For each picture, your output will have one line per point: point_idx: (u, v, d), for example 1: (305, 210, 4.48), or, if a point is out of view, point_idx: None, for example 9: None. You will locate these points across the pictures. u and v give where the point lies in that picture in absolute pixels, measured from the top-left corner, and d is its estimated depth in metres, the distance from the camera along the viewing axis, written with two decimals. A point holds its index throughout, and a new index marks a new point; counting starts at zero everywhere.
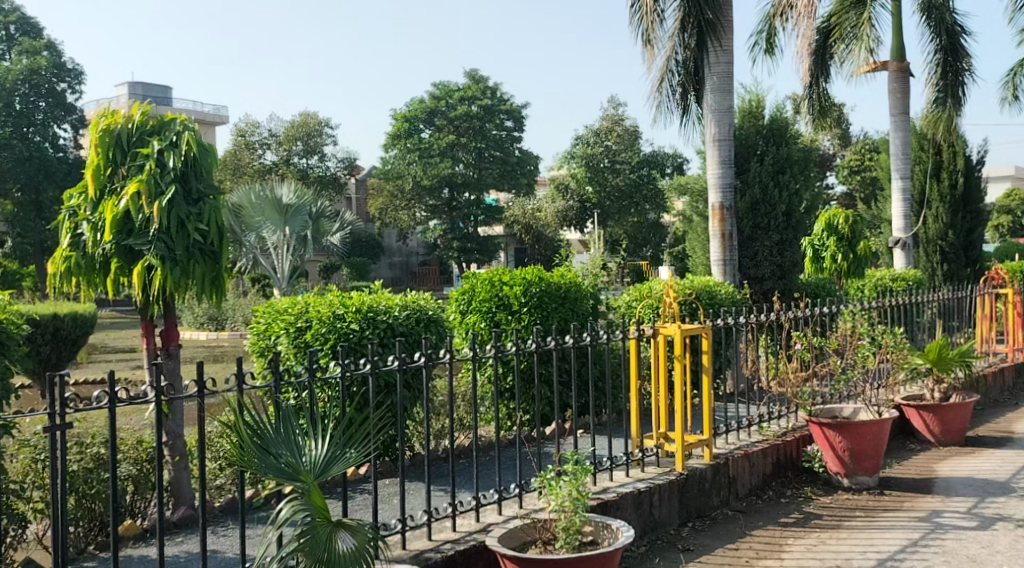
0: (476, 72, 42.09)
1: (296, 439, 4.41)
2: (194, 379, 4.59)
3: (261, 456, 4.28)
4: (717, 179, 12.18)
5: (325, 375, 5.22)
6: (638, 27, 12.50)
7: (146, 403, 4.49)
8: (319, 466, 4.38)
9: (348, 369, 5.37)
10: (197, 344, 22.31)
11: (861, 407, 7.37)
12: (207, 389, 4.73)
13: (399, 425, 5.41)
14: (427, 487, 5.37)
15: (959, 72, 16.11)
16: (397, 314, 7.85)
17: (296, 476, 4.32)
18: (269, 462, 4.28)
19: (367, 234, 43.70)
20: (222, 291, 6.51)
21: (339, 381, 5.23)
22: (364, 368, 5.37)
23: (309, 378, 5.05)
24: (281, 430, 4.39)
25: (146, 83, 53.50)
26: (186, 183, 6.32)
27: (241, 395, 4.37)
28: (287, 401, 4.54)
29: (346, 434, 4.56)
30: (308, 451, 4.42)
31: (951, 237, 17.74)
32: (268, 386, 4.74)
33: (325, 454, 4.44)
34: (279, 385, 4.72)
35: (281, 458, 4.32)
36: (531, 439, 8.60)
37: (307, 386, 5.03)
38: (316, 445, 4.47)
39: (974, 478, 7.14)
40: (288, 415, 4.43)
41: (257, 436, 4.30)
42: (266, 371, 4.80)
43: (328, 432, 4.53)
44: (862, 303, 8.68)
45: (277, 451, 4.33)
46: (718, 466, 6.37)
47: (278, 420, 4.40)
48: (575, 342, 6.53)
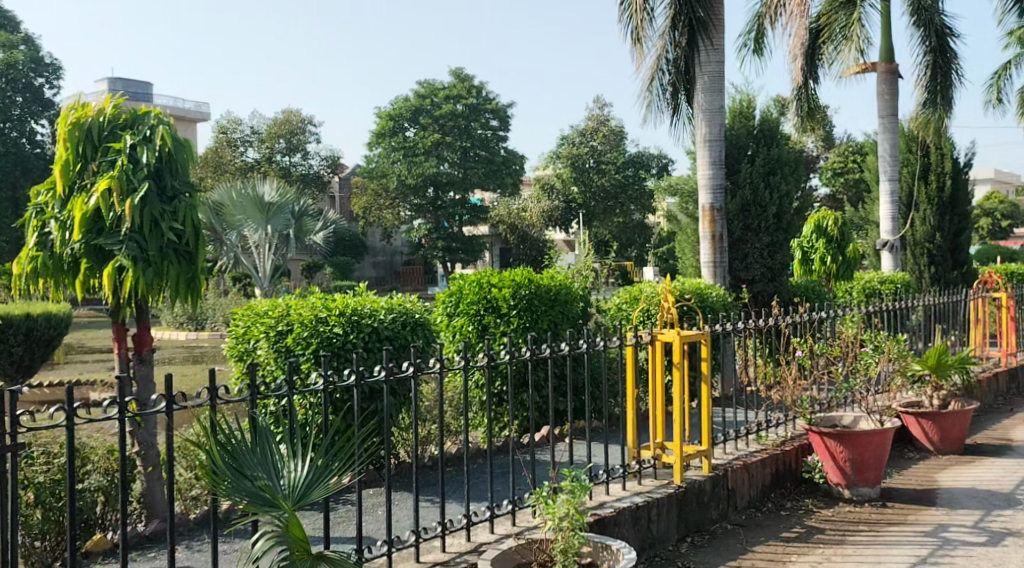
0: (461, 70, 41.76)
1: (274, 460, 4.14)
2: (162, 392, 4.30)
3: (234, 479, 4.00)
4: (708, 180, 11.91)
5: (306, 386, 4.93)
6: (628, 25, 12.28)
7: (109, 418, 4.20)
8: (298, 490, 4.11)
9: (331, 379, 5.09)
10: (177, 344, 21.92)
11: (862, 415, 7.12)
12: (177, 401, 4.44)
13: (386, 437, 5.14)
14: (416, 500, 5.10)
15: (948, 73, 15.93)
16: (382, 317, 7.54)
17: (273, 502, 4.06)
18: (242, 485, 4.01)
19: (350, 234, 43.34)
20: (199, 294, 6.22)
21: (321, 392, 4.95)
22: (349, 379, 5.09)
23: (289, 389, 4.76)
24: (257, 451, 4.11)
25: (126, 79, 52.87)
26: (160, 180, 6.01)
27: (212, 411, 4.09)
28: (264, 415, 4.26)
29: (328, 453, 4.28)
30: (286, 473, 4.15)
31: (939, 239, 17.59)
32: (244, 399, 4.45)
33: (305, 477, 4.17)
34: (256, 398, 4.44)
35: (257, 482, 4.04)
36: (521, 445, 8.33)
37: (286, 397, 4.74)
38: (295, 466, 4.20)
39: (977, 490, 6.92)
40: (265, 434, 4.14)
41: (230, 456, 4.02)
42: (244, 384, 4.51)
43: (308, 451, 4.25)
44: (859, 308, 8.47)
45: (252, 473, 4.05)
46: (717, 478, 6.13)
47: (254, 439, 4.12)
48: (569, 349, 6.26)
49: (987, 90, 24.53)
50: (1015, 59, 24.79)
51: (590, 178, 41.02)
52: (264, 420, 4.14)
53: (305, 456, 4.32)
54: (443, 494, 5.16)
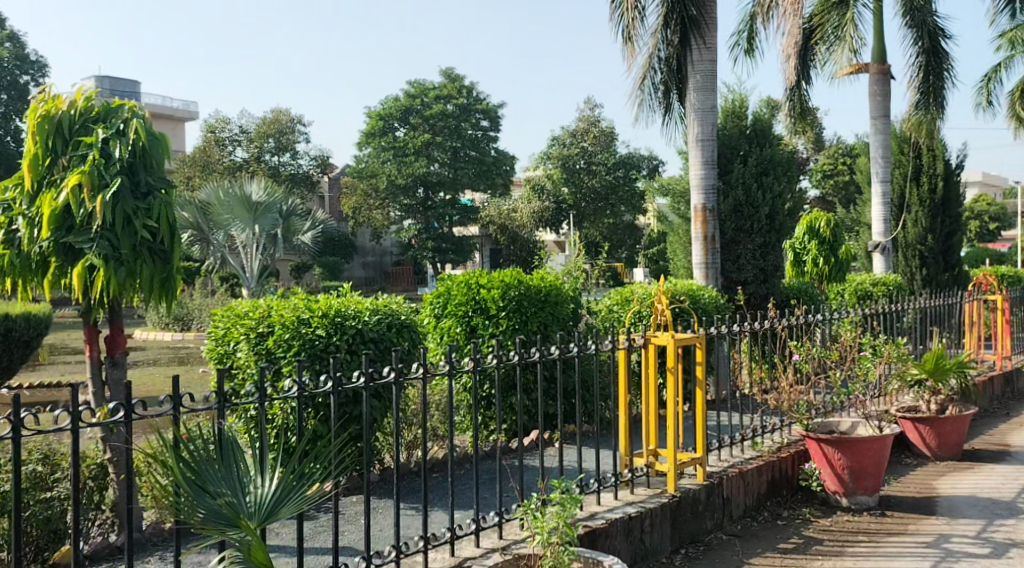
0: (451, 70, 41.54)
1: (240, 475, 3.92)
2: (121, 401, 4.05)
3: (195, 495, 3.79)
4: (700, 180, 11.70)
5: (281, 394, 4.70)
6: (619, 23, 12.09)
7: (61, 430, 3.91)
8: (265, 508, 3.91)
9: (306, 387, 4.86)
10: (163, 345, 21.61)
11: (859, 421, 6.92)
12: (139, 411, 4.19)
13: (367, 445, 4.91)
14: (397, 506, 4.88)
15: (940, 73, 15.79)
16: (367, 319, 7.31)
17: (235, 522, 3.86)
18: (204, 503, 3.79)
19: (339, 234, 43.05)
20: (175, 293, 6.00)
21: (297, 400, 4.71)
22: (326, 386, 4.87)
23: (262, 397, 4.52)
24: (221, 466, 3.88)
25: (113, 78, 52.44)
26: (133, 175, 5.79)
27: (172, 424, 3.86)
28: (231, 427, 4.04)
29: (297, 466, 4.07)
30: (253, 489, 3.93)
31: (931, 241, 17.44)
32: (213, 407, 4.20)
33: (273, 493, 3.96)
34: (224, 406, 4.18)
35: (219, 499, 3.83)
36: (509, 450, 8.11)
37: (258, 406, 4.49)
38: (262, 481, 3.99)
39: (978, 498, 6.73)
40: (231, 445, 3.92)
41: (191, 470, 3.79)
42: (211, 392, 4.27)
43: (277, 464, 4.04)
44: (855, 311, 8.28)
45: (215, 490, 3.83)
46: (711, 486, 5.93)
47: (219, 450, 3.90)
48: (559, 353, 6.03)
49: (978, 92, 24.41)
50: (1006, 62, 24.72)
51: (580, 179, 40.86)
52: (231, 431, 3.91)
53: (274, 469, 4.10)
54: (425, 501, 4.95)
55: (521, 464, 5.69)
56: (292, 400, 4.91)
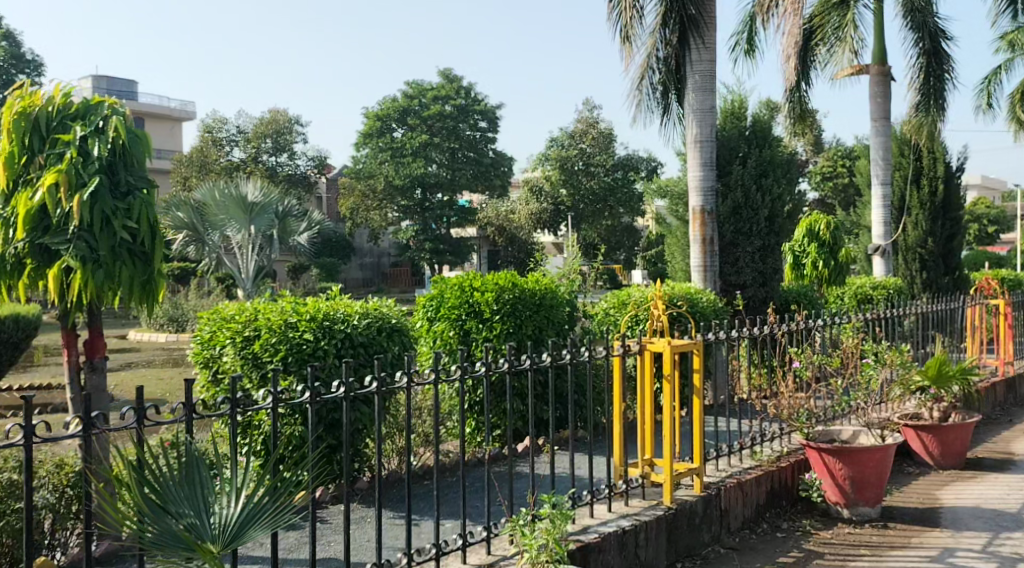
0: (450, 71, 41.36)
1: (205, 495, 3.94)
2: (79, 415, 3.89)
3: (158, 518, 3.81)
4: (698, 181, 11.52)
5: (255, 407, 4.69)
6: (617, 22, 11.91)
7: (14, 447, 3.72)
8: (231, 529, 3.94)
9: (279, 397, 4.84)
10: (157, 346, 21.43)
11: (861, 429, 6.75)
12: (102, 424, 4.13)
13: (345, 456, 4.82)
14: (378, 516, 4.94)
15: (941, 76, 15.62)
16: (356, 322, 7.14)
17: (199, 543, 3.88)
18: (166, 525, 3.81)
19: (336, 234, 42.86)
20: (157, 295, 5.82)
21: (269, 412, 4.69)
22: (303, 397, 4.89)
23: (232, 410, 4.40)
24: (185, 486, 3.90)
25: (112, 77, 52.28)
26: (113, 174, 5.61)
27: (134, 444, 3.84)
28: (198, 444, 4.06)
29: (264, 487, 4.12)
30: (218, 509, 3.96)
31: (931, 245, 17.26)
32: (180, 419, 3.99)
33: (238, 514, 4.00)
34: (192, 420, 4.00)
35: (182, 520, 3.86)
36: (501, 456, 7.93)
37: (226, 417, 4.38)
38: (227, 501, 4.02)
39: (983, 509, 6.56)
40: (197, 459, 3.95)
41: (153, 490, 3.82)
42: (180, 402, 4.06)
43: (243, 484, 4.08)
44: (857, 316, 8.10)
45: (177, 511, 3.85)
46: (709, 497, 5.75)
47: (185, 467, 3.93)
48: (552, 360, 5.82)
49: (978, 95, 24.24)
50: (1006, 64, 24.57)
51: (578, 181, 40.70)
52: (194, 448, 3.92)
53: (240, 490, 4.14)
54: (406, 510, 5.02)
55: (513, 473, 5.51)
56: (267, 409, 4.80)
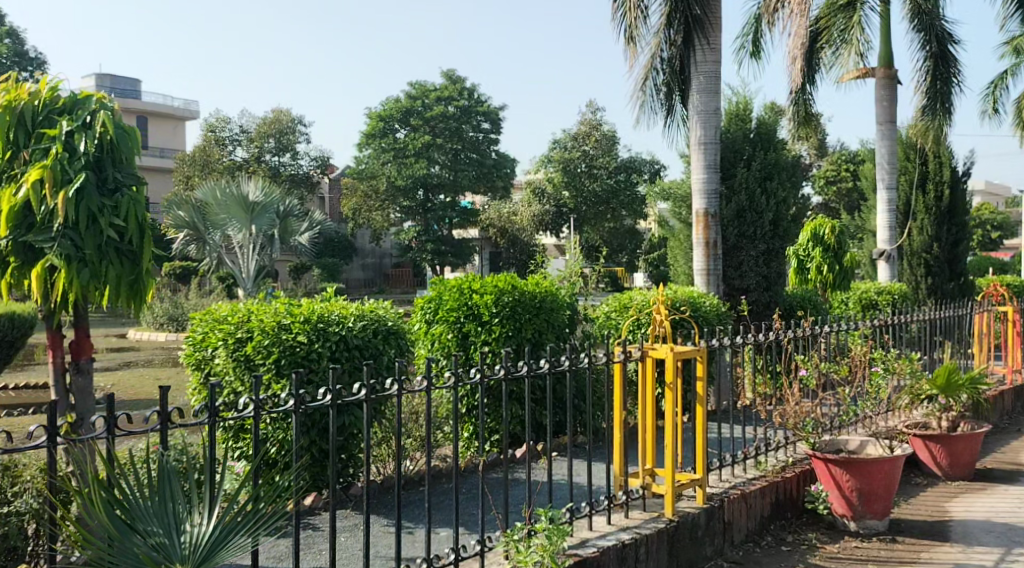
0: (453, 72, 41.22)
1: (175, 513, 3.84)
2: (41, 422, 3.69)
3: (124, 536, 3.71)
4: (702, 184, 11.34)
5: (237, 413, 4.51)
6: (621, 22, 11.76)
7: None
8: (202, 548, 3.81)
9: (263, 405, 4.66)
10: (156, 345, 21.29)
11: (869, 439, 6.57)
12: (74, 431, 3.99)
13: (333, 465, 4.70)
14: (367, 521, 4.81)
15: (948, 79, 15.42)
16: (352, 325, 6.96)
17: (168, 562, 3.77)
18: (132, 543, 3.71)
19: (338, 234, 42.70)
20: (145, 295, 5.67)
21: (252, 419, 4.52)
22: (290, 404, 4.77)
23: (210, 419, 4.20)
24: (156, 502, 3.81)
25: (115, 77, 52.23)
26: (100, 171, 5.49)
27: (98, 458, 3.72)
28: (171, 456, 3.93)
29: (239, 505, 3.99)
30: (189, 528, 3.85)
31: (936, 250, 17.08)
32: (154, 429, 3.81)
33: (211, 532, 3.87)
34: (166, 428, 3.84)
35: (150, 539, 3.75)
36: (499, 462, 7.77)
37: (204, 425, 4.18)
38: (200, 519, 3.91)
39: (993, 523, 6.39)
40: (169, 472, 3.84)
41: (119, 504, 3.73)
42: (155, 410, 3.88)
43: (216, 502, 3.97)
44: (863, 322, 7.93)
45: (145, 529, 3.76)
46: (711, 510, 5.58)
47: (156, 482, 3.83)
48: (550, 367, 5.60)
49: (983, 100, 24.04)
50: (1011, 70, 24.39)
51: (581, 183, 40.59)
52: (168, 462, 3.81)
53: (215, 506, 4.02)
54: (399, 515, 4.88)
55: (510, 482, 5.32)
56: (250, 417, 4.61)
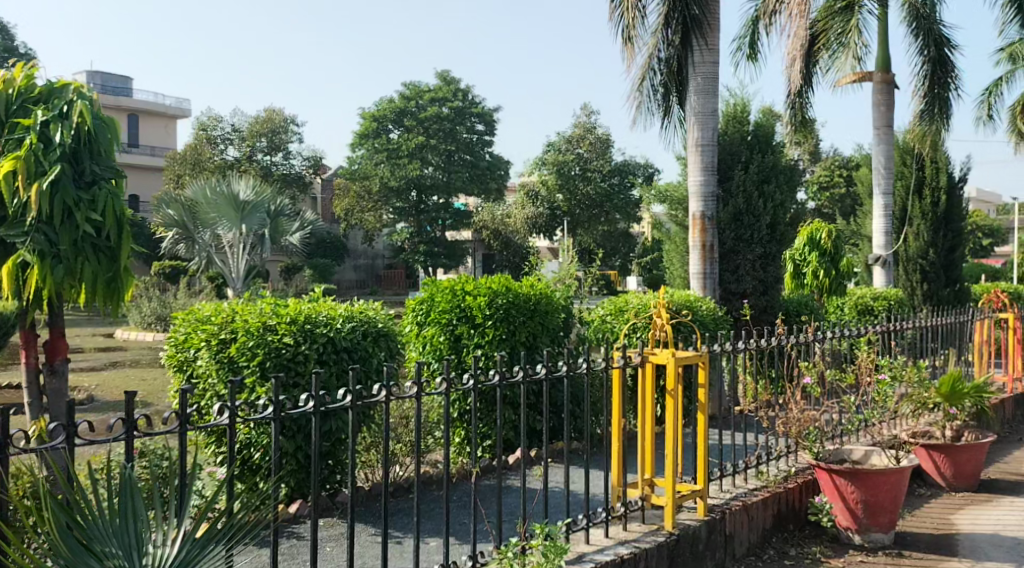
0: (448, 73, 40.97)
1: (137, 532, 3.65)
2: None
3: (80, 558, 3.50)
4: (698, 186, 11.14)
5: (211, 422, 4.26)
6: (619, 22, 11.55)
7: None
8: None
9: (239, 412, 4.41)
10: (142, 346, 20.95)
11: (873, 449, 6.37)
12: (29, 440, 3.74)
13: (315, 477, 4.47)
14: (352, 530, 4.57)
15: (946, 84, 15.23)
16: (340, 327, 6.72)
17: None
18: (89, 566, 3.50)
19: (330, 235, 42.41)
20: (123, 295, 5.48)
21: (227, 428, 4.27)
22: (267, 412, 4.53)
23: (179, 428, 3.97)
24: (119, 520, 3.62)
25: (107, 73, 51.85)
26: (77, 163, 5.28)
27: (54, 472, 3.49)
28: (134, 470, 3.72)
29: (205, 525, 3.79)
30: (151, 549, 3.67)
31: (932, 256, 16.90)
32: (119, 439, 3.59)
33: (174, 554, 3.68)
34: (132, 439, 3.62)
35: (108, 561, 3.54)
36: (491, 469, 7.54)
37: (173, 435, 3.94)
38: (163, 539, 3.71)
39: (1001, 537, 6.22)
40: (132, 485, 3.67)
41: (76, 524, 3.53)
42: (119, 417, 3.70)
43: (180, 523, 3.78)
44: (865, 328, 7.74)
45: (102, 550, 3.55)
46: (713, 522, 5.36)
47: (118, 498, 3.64)
48: (547, 372, 5.36)
49: (977, 106, 23.94)
50: (1006, 76, 24.29)
51: (575, 186, 40.47)
52: (133, 475, 3.64)
53: (180, 525, 3.83)
54: (384, 524, 4.63)
55: (508, 487, 5.04)
56: (224, 426, 4.36)
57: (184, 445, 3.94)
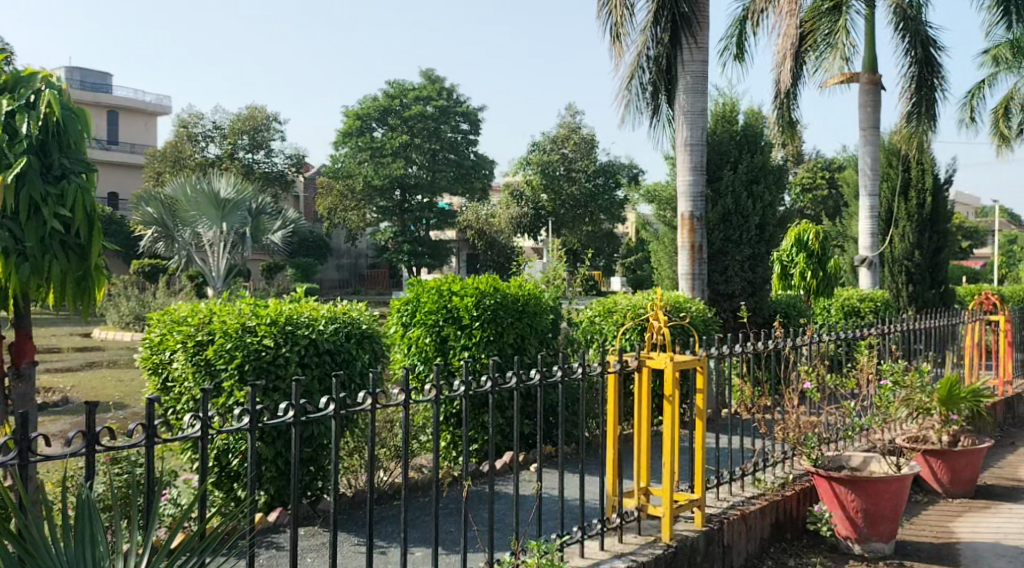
0: (432, 72, 40.69)
1: (95, 559, 3.49)
2: None
3: None
4: (687, 187, 10.95)
5: (181, 433, 4.02)
6: (607, 19, 11.34)
7: None
8: None
9: (214, 420, 4.16)
10: (121, 346, 20.57)
11: (874, 455, 6.19)
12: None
13: (294, 490, 4.23)
14: (335, 540, 4.30)
15: (933, 86, 15.11)
16: (323, 328, 6.48)
17: None
18: None
19: (313, 235, 42.03)
20: (94, 294, 5.23)
21: (199, 439, 4.04)
22: (242, 421, 4.29)
23: (143, 441, 3.74)
24: (76, 543, 3.48)
25: (86, 69, 51.23)
26: (44, 156, 5.04)
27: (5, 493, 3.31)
28: (93, 492, 3.54)
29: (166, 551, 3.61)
30: None
31: (918, 258, 16.79)
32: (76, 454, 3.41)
33: None
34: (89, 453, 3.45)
35: None
36: (479, 474, 7.31)
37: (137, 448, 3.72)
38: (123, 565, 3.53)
39: (1003, 545, 6.07)
40: (91, 506, 3.52)
41: (28, 555, 3.36)
42: (79, 431, 3.56)
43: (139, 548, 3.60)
44: (859, 331, 7.57)
45: None
46: (711, 533, 5.18)
47: (74, 519, 3.49)
48: (540, 378, 5.12)
49: (961, 108, 23.93)
50: (989, 79, 24.30)
51: (560, 186, 40.28)
52: (91, 495, 3.50)
53: (142, 550, 3.65)
54: (369, 534, 4.40)
55: (505, 493, 4.79)
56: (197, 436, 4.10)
57: (150, 461, 3.74)
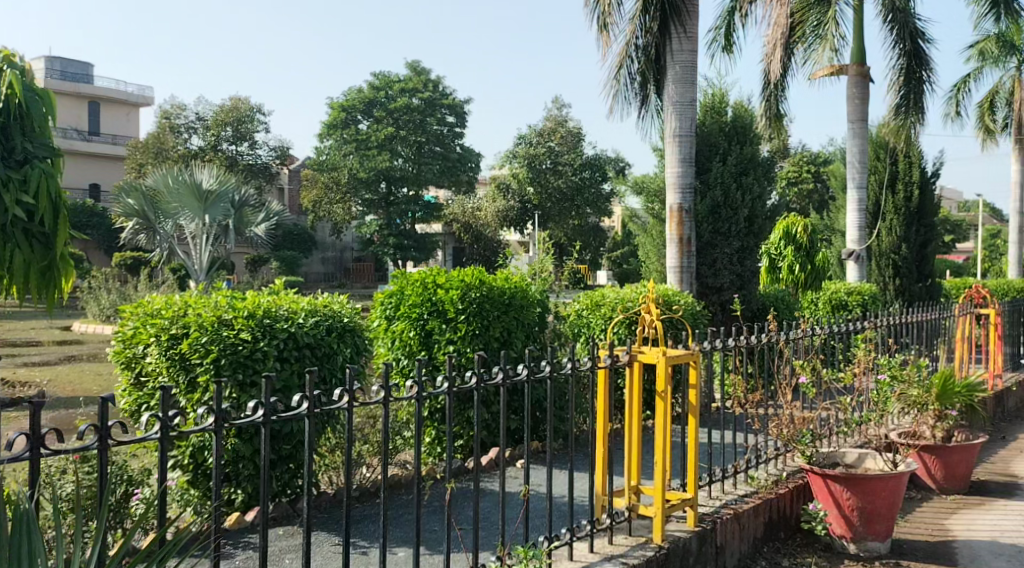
0: (418, 63, 40.35)
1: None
2: None
3: None
4: (676, 179, 10.76)
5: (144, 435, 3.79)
6: (594, 9, 11.13)
7: None
8: None
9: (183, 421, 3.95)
10: (100, 339, 20.23)
11: (869, 452, 6.04)
12: None
13: (263, 494, 4.00)
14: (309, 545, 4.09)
15: (920, 78, 14.99)
16: (302, 322, 6.26)
17: None
18: None
19: (298, 228, 41.68)
20: (58, 283, 5.56)
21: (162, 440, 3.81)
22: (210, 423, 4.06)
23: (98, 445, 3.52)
24: (11, 560, 3.28)
25: (67, 59, 50.59)
26: (7, 140, 5.26)
27: None
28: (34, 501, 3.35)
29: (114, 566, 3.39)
30: None
31: (905, 251, 16.68)
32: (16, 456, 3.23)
33: None
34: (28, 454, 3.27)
35: None
36: (464, 471, 7.13)
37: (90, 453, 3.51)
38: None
39: (1001, 543, 5.93)
40: (30, 519, 3.33)
41: None
42: (23, 433, 3.38)
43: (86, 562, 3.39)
44: (851, 325, 7.44)
45: None
46: (703, 533, 5.01)
47: (10, 532, 3.30)
48: (528, 373, 4.91)
49: (947, 102, 23.80)
50: (975, 73, 24.26)
51: (546, 179, 40.22)
52: (30, 506, 3.31)
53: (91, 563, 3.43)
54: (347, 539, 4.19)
55: (498, 486, 4.52)
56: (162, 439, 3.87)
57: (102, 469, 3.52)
